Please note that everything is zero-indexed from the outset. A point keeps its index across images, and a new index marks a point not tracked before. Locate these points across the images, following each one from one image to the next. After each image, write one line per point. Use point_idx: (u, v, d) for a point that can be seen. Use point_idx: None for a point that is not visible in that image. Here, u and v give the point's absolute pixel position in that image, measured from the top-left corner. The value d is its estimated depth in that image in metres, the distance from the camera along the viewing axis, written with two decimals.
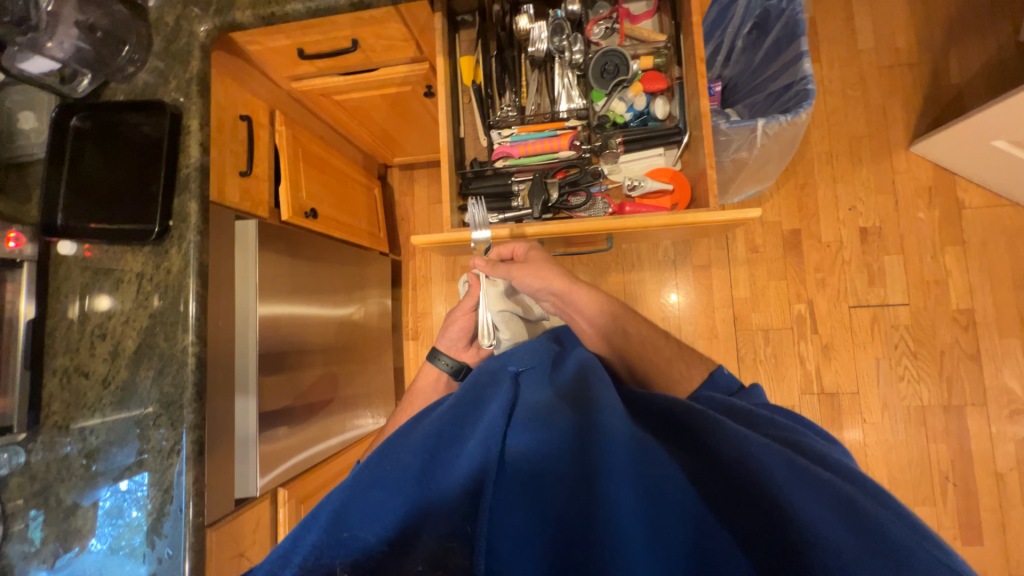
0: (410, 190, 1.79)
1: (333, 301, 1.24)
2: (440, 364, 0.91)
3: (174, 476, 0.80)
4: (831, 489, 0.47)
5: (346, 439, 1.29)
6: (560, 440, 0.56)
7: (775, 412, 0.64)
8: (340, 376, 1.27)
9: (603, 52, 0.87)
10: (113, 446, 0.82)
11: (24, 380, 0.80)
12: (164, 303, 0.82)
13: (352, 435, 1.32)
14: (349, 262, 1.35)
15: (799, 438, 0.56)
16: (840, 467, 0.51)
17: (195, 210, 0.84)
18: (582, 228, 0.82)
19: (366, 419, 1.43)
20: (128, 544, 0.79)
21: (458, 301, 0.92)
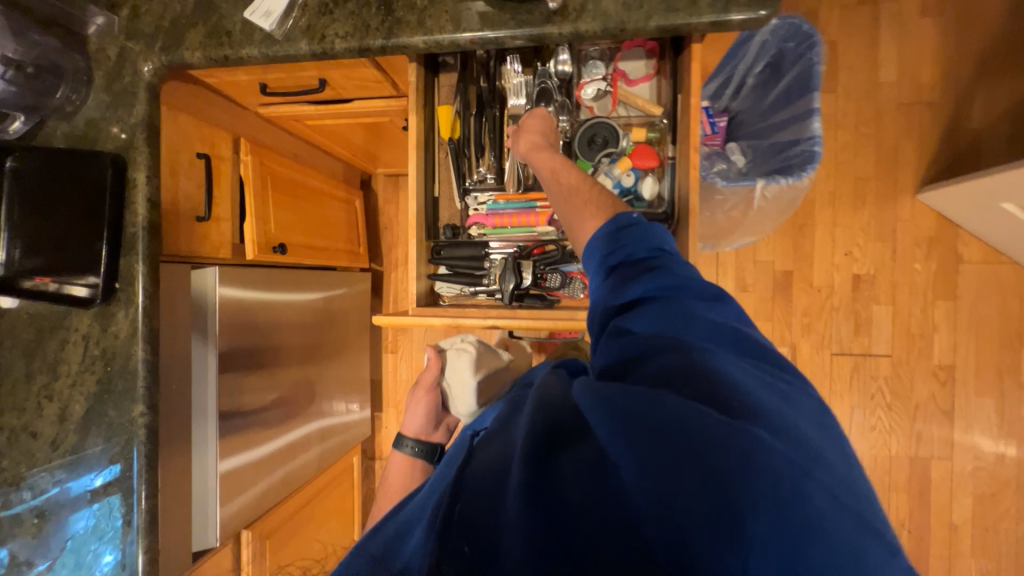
0: (395, 197, 1.70)
1: (302, 335, 1.21)
2: (409, 450, 0.83)
3: (127, 545, 0.80)
4: (709, 427, 0.41)
5: (310, 431, 1.26)
6: (478, 474, 0.46)
7: (681, 321, 0.55)
8: (309, 407, 1.26)
9: (591, 122, 0.80)
10: (63, 510, 0.80)
11: None
12: (112, 369, 0.79)
13: (317, 425, 1.29)
14: (322, 288, 1.30)
15: (683, 374, 0.48)
16: (724, 401, 0.45)
17: (144, 274, 0.79)
18: (554, 326, 0.78)
19: (340, 407, 1.41)
20: None
21: (417, 378, 0.84)
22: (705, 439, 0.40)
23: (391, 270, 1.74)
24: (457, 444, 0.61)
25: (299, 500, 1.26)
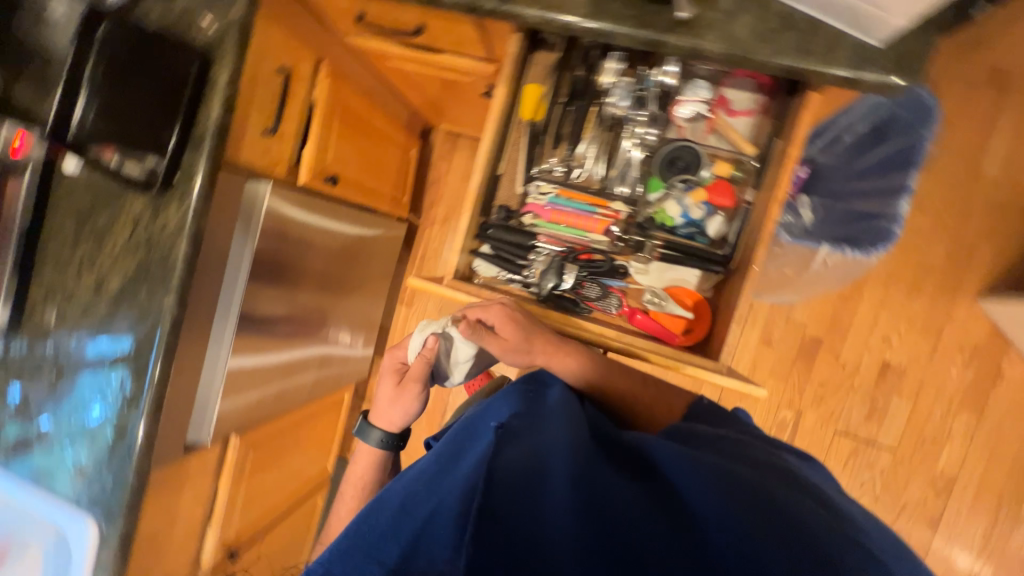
0: (450, 155, 1.69)
1: (328, 267, 1.23)
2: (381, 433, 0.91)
3: (130, 421, 0.84)
4: (781, 511, 0.50)
5: (309, 355, 1.28)
6: (522, 455, 0.52)
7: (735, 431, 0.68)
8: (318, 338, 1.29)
9: (677, 143, 0.77)
10: (78, 373, 0.85)
11: (14, 278, 0.83)
12: (153, 257, 0.82)
13: (317, 351, 1.32)
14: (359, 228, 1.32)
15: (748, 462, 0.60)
16: (790, 492, 0.54)
17: (204, 173, 0.80)
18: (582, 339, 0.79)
19: (341, 337, 1.43)
20: (78, 460, 0.86)
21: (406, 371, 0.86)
22: (770, 508, 0.51)
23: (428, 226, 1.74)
24: (472, 428, 0.63)
25: (286, 420, 1.31)
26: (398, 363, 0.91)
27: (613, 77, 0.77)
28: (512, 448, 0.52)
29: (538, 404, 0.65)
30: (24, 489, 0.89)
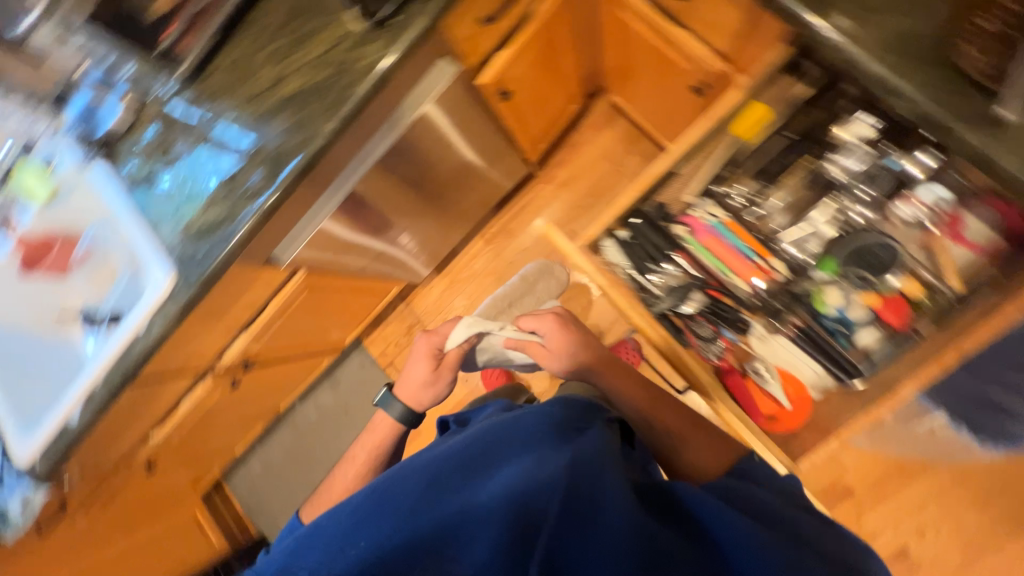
0: (599, 129, 1.69)
1: (451, 171, 1.23)
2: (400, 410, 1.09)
3: (242, 212, 0.88)
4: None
5: (370, 244, 1.23)
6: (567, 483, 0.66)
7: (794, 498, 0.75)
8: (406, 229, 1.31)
9: (880, 238, 0.73)
10: (225, 146, 0.91)
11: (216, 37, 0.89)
12: (336, 81, 0.83)
13: (377, 244, 1.26)
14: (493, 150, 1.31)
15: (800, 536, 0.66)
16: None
17: (421, 28, 0.80)
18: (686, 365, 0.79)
19: (401, 240, 1.36)
20: (186, 217, 0.93)
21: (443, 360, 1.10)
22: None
23: (543, 184, 1.75)
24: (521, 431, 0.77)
25: (342, 283, 1.36)
26: (435, 355, 1.09)
27: (857, 140, 0.71)
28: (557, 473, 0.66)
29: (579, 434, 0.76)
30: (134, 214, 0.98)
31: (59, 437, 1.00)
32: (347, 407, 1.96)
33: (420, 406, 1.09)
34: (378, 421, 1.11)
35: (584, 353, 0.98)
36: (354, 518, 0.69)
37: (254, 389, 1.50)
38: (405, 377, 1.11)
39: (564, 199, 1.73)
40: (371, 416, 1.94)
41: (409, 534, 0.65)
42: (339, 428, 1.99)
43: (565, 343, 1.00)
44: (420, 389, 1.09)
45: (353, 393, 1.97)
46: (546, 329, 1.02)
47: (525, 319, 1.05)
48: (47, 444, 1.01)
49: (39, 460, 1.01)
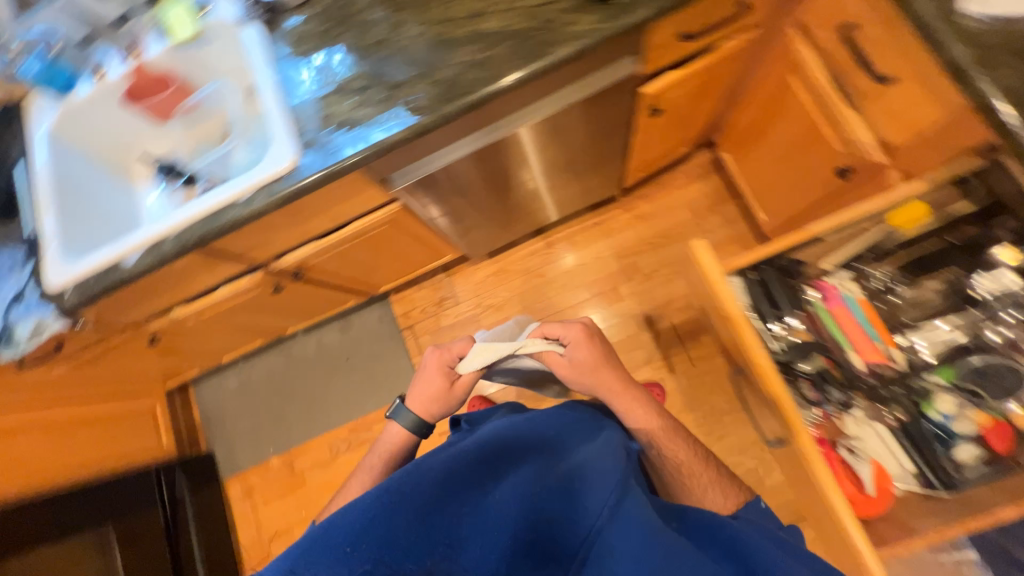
0: (693, 178, 1.73)
1: (569, 162, 1.24)
2: (405, 422, 0.98)
3: (392, 121, 0.86)
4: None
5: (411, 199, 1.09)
6: (586, 481, 0.65)
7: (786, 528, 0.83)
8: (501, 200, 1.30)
9: (1004, 364, 0.84)
10: (393, 56, 0.89)
11: None
12: (536, 33, 0.82)
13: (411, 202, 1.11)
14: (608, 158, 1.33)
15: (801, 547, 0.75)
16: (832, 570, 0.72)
17: (641, 16, 0.80)
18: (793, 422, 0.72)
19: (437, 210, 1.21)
20: (328, 108, 0.90)
21: (450, 385, 0.99)
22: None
23: (620, 211, 1.77)
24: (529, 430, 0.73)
25: (418, 230, 1.34)
26: (447, 366, 0.98)
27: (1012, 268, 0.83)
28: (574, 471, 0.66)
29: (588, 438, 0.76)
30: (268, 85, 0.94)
31: (103, 276, 0.93)
32: (350, 353, 1.90)
33: (433, 418, 0.99)
34: (389, 434, 1.00)
35: (599, 368, 0.98)
36: (371, 515, 0.57)
37: (282, 303, 1.43)
38: (416, 387, 1.00)
39: (637, 231, 1.75)
40: (372, 370, 1.89)
41: (421, 548, 0.57)
42: (332, 373, 1.92)
43: (585, 355, 0.99)
44: (430, 403, 0.98)
45: (359, 343, 1.91)
46: (569, 337, 0.99)
47: (552, 325, 1.01)
48: (86, 279, 0.94)
49: (71, 290, 0.94)
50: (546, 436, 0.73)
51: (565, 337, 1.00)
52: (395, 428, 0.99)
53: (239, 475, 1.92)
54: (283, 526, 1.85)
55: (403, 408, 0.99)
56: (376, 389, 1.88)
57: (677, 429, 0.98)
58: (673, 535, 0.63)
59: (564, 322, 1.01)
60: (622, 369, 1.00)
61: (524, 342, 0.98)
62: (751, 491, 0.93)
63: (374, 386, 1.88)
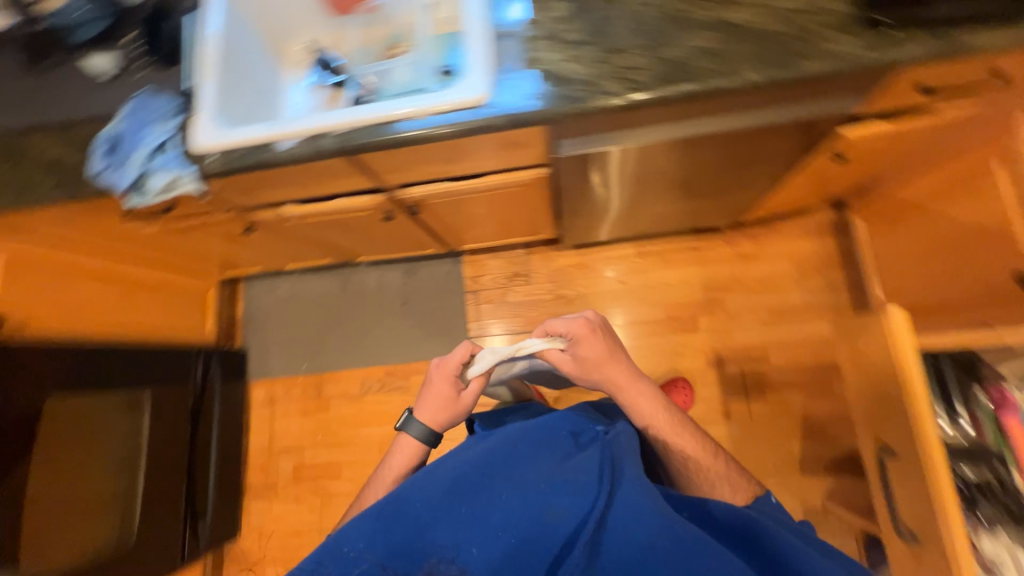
0: (808, 233, 1.66)
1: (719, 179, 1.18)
2: (414, 432, 0.96)
3: (603, 87, 0.80)
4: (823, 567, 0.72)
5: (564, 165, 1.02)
6: (578, 478, 0.69)
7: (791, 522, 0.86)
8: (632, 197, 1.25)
9: None
10: (620, 17, 0.82)
11: None
12: (790, 41, 0.76)
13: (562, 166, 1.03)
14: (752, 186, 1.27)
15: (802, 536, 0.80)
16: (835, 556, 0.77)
17: (912, 56, 0.74)
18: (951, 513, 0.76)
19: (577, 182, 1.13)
20: (535, 52, 0.84)
21: (456, 395, 0.98)
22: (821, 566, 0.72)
23: (723, 243, 1.70)
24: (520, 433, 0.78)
25: (540, 201, 1.29)
26: (454, 372, 0.97)
27: None
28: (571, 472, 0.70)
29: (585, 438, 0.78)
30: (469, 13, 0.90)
31: (251, 152, 0.90)
32: (408, 298, 1.87)
33: (442, 427, 0.98)
34: (401, 447, 0.97)
35: (602, 365, 0.96)
36: (378, 525, 0.67)
37: (377, 231, 1.39)
38: (424, 399, 0.98)
39: (733, 268, 1.68)
40: (423, 321, 1.86)
41: (421, 549, 0.66)
42: (384, 311, 1.89)
43: (592, 351, 0.96)
44: (437, 410, 0.96)
45: (418, 291, 1.87)
46: (572, 332, 0.97)
47: (554, 322, 0.99)
48: (234, 149, 0.90)
49: (215, 155, 0.91)
50: (541, 437, 0.77)
51: (568, 331, 0.97)
52: (408, 438, 0.96)
53: (266, 381, 1.91)
54: (297, 443, 1.84)
55: (409, 421, 0.97)
56: (423, 340, 1.85)
57: (685, 424, 0.96)
58: (667, 511, 0.68)
59: (571, 316, 0.99)
60: (624, 362, 0.97)
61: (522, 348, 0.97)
62: (761, 485, 0.93)
63: (422, 336, 1.85)
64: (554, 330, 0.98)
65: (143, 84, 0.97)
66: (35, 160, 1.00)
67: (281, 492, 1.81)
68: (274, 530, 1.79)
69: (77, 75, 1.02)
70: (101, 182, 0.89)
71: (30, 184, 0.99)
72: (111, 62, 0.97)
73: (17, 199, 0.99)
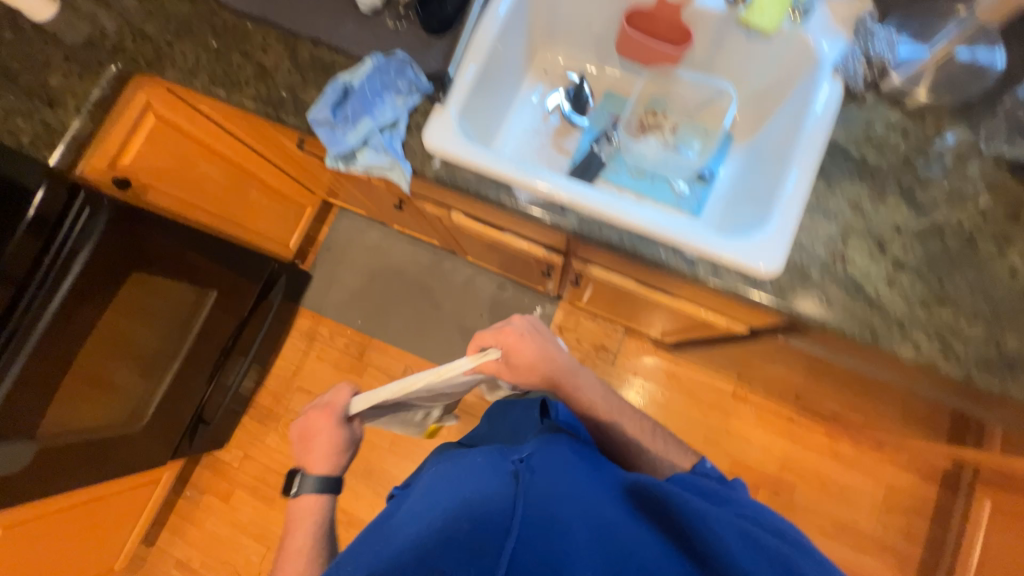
0: (914, 468, 1.51)
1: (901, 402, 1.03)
2: (307, 484, 0.83)
3: (913, 333, 0.66)
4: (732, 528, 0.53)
5: (768, 343, 0.91)
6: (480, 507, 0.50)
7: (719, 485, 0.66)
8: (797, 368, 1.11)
9: None
10: (968, 263, 0.67)
11: None
12: None
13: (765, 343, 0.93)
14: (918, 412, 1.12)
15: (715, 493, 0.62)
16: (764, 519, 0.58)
17: None
18: None
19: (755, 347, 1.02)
20: (849, 246, 0.69)
21: (336, 433, 0.83)
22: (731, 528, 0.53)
23: (824, 431, 1.55)
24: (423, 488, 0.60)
25: (694, 330, 1.15)
26: (333, 414, 0.83)
27: None
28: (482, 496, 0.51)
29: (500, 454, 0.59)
30: (785, 167, 0.75)
31: (479, 182, 0.79)
32: (486, 312, 1.77)
33: (339, 468, 0.85)
34: (300, 513, 0.83)
35: (540, 362, 0.87)
36: None
37: (512, 262, 1.27)
38: (309, 452, 0.84)
39: (820, 461, 1.54)
40: None
41: None
42: (456, 310, 1.79)
43: (526, 356, 0.86)
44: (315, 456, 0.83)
45: (499, 310, 1.76)
46: (500, 343, 0.87)
47: (481, 335, 0.88)
48: (463, 166, 0.79)
49: (441, 163, 0.79)
50: (449, 467, 0.60)
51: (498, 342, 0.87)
52: (309, 497, 0.83)
53: (316, 314, 1.83)
54: (318, 389, 1.78)
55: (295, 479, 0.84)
56: None
57: (625, 411, 0.90)
58: (571, 517, 0.50)
59: (496, 326, 0.89)
60: (560, 354, 0.90)
61: (451, 367, 0.72)
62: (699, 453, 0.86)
63: None
64: (483, 344, 0.87)
65: (398, 41, 0.84)
66: (247, 55, 0.88)
67: (282, 426, 1.76)
68: (259, 458, 1.75)
69: None
70: (319, 135, 0.77)
71: (230, 78, 0.88)
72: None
73: (209, 88, 0.88)
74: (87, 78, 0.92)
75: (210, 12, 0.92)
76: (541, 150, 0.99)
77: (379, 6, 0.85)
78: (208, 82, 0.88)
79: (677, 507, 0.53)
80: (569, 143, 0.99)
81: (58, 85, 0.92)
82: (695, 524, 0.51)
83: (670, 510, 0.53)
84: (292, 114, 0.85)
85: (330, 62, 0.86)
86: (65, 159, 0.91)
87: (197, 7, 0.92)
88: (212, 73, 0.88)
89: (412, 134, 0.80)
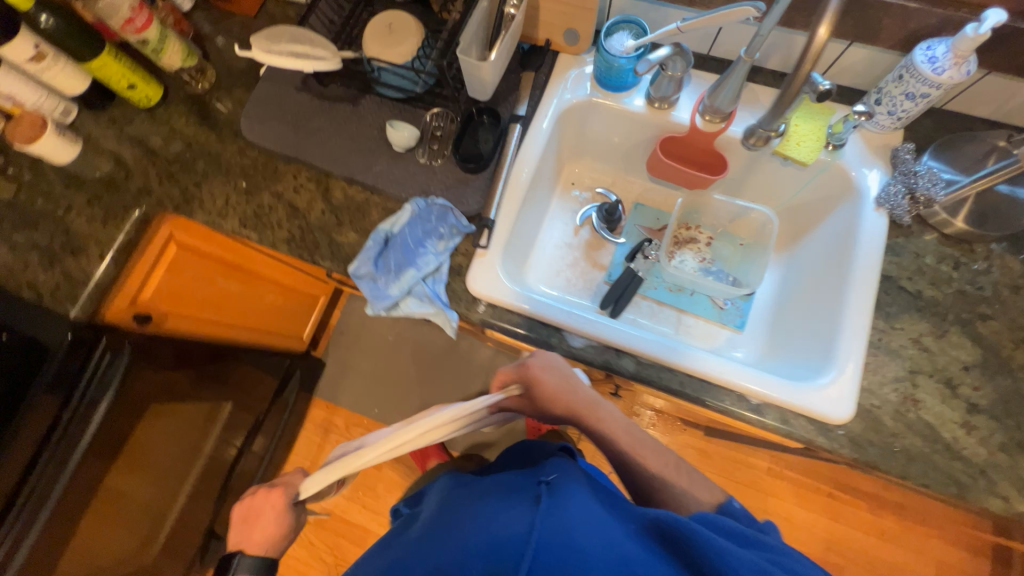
0: (964, 542, 1.45)
1: None
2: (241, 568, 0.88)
3: (1000, 484, 0.63)
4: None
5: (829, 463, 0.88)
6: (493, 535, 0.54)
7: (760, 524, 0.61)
8: None
9: None
10: None
11: None
12: None
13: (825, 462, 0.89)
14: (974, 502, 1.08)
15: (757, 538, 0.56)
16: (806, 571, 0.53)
17: None
18: None
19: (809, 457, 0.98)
20: (918, 387, 0.67)
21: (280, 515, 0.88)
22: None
23: (865, 506, 1.50)
24: (452, 508, 0.67)
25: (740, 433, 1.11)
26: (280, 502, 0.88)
27: None
28: (501, 525, 0.55)
29: (521, 487, 0.62)
30: (838, 300, 0.74)
31: (529, 326, 0.76)
32: None
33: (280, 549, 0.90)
34: None
35: (557, 404, 0.70)
36: None
37: None
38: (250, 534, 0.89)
39: (866, 540, 1.48)
40: None
41: None
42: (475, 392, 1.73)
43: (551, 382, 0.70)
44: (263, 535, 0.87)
45: None
46: (523, 376, 0.72)
47: (506, 369, 0.75)
48: (510, 310, 0.77)
49: (487, 306, 0.77)
50: (479, 495, 0.66)
51: (524, 371, 0.72)
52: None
53: (330, 404, 1.77)
54: None
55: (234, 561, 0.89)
56: None
57: None
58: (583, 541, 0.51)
59: (519, 360, 0.75)
60: (584, 389, 0.73)
61: (474, 403, 0.60)
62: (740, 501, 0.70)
63: None
64: (506, 379, 0.74)
65: (434, 180, 0.83)
66: (278, 195, 0.87)
67: None
68: None
69: (361, 124, 0.88)
70: (362, 289, 0.75)
71: (262, 219, 0.86)
72: (416, 134, 0.83)
73: (240, 231, 0.86)
74: (112, 223, 0.89)
75: (238, 150, 0.91)
76: (575, 265, 0.97)
77: (414, 144, 0.84)
78: (238, 225, 0.86)
79: (700, 547, 0.51)
80: (604, 257, 0.98)
81: (80, 231, 0.88)
82: (715, 563, 0.50)
83: (685, 543, 0.52)
84: (327, 257, 0.82)
85: (365, 202, 0.84)
86: (85, 309, 0.86)
87: (225, 144, 0.92)
88: (243, 215, 0.86)
89: (455, 278, 0.78)
